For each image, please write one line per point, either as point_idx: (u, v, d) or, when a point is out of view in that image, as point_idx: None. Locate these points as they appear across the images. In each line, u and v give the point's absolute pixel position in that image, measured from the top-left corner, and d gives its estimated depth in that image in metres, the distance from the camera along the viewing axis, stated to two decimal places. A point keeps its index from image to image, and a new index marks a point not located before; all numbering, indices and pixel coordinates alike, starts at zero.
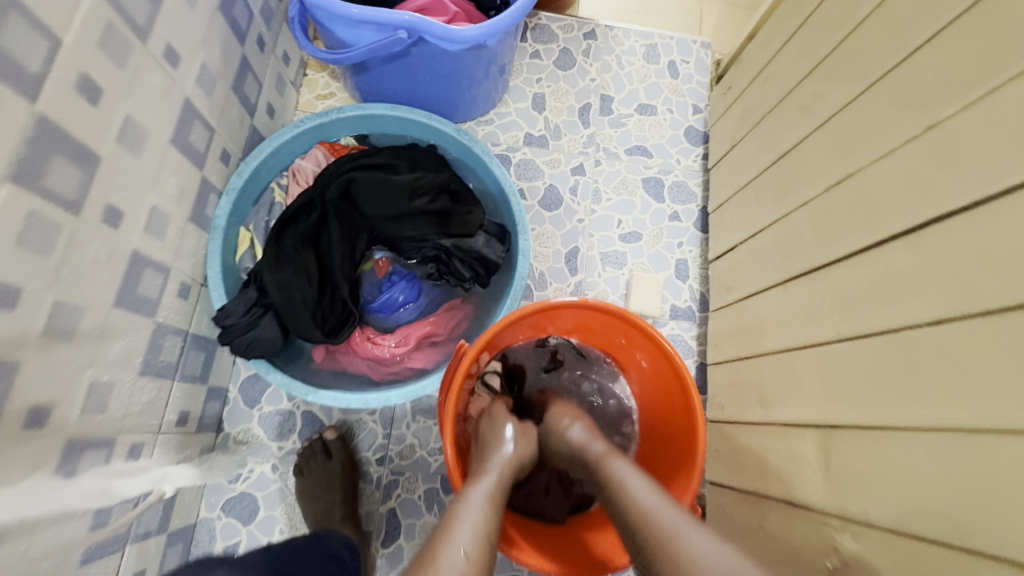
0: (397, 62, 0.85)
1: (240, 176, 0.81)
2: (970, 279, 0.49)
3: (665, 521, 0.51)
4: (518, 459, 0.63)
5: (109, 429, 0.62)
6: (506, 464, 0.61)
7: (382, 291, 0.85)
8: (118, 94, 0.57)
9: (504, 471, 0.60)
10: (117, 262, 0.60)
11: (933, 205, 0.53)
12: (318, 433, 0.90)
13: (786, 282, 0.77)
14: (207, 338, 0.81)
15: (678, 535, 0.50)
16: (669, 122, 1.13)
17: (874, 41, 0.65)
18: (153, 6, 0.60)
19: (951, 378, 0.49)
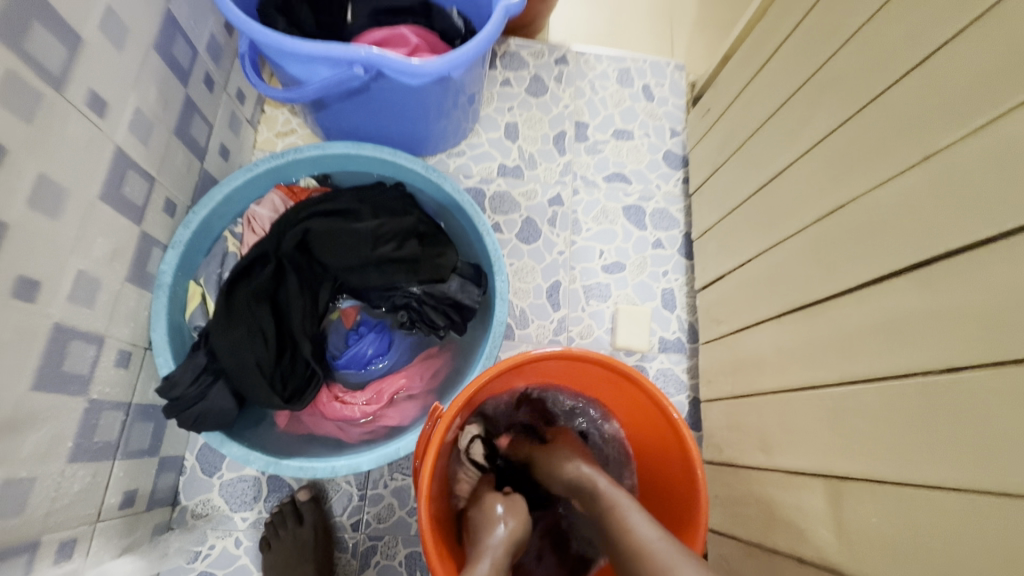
0: (357, 97, 0.80)
1: (187, 227, 0.74)
2: (989, 324, 0.44)
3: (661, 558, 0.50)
4: (512, 542, 0.59)
5: (29, 532, 0.54)
6: (500, 546, 0.58)
7: (350, 344, 0.78)
8: (29, 151, 0.50)
9: (497, 558, 0.57)
10: (34, 339, 0.53)
11: (939, 240, 0.49)
12: (289, 498, 0.82)
13: (781, 316, 0.72)
14: (153, 406, 0.73)
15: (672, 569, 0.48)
16: (647, 147, 1.09)
17: (860, 64, 0.62)
18: (70, 51, 0.54)
19: (976, 435, 0.44)
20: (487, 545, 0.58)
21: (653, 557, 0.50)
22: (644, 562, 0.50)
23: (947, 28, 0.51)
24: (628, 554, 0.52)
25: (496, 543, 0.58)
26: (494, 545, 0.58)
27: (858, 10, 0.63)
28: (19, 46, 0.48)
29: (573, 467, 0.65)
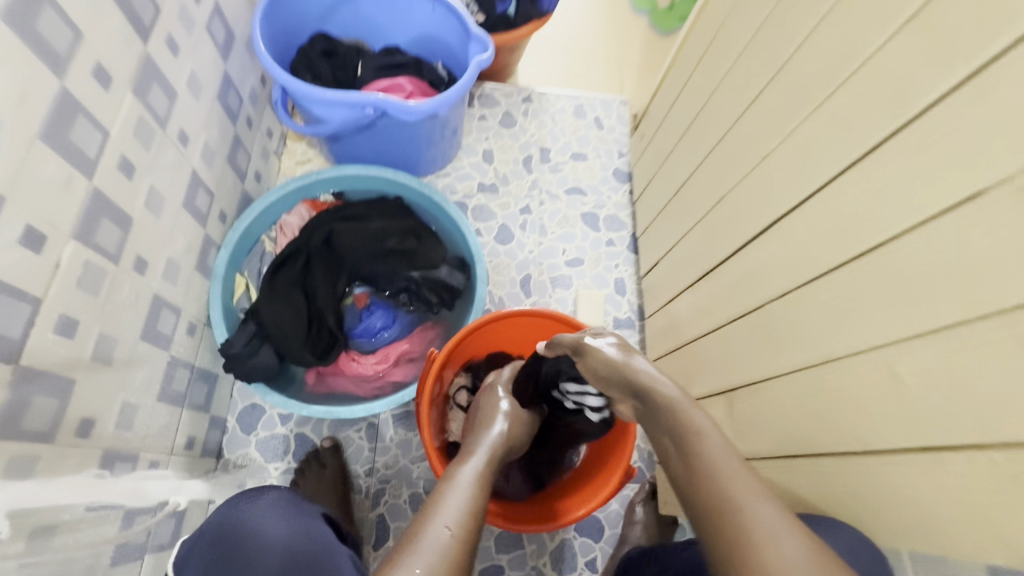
0: (365, 131, 1.04)
1: (235, 231, 0.96)
2: (796, 262, 0.68)
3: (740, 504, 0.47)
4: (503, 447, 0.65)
5: (134, 446, 0.73)
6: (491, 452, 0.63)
7: (363, 320, 0.99)
8: (146, 169, 0.73)
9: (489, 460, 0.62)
10: (142, 303, 0.74)
11: (772, 212, 0.73)
12: (313, 449, 1.00)
13: (695, 284, 0.95)
14: (209, 371, 0.93)
15: (743, 502, 0.47)
16: (599, 166, 1.34)
17: (726, 97, 0.87)
18: (170, 102, 0.77)
19: (794, 336, 0.67)
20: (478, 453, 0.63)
21: (728, 484, 0.49)
22: (717, 482, 0.49)
23: (764, 73, 0.76)
24: (699, 475, 0.51)
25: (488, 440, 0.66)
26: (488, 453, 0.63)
27: (724, 60, 0.88)
28: (144, 99, 0.71)
29: (648, 382, 0.61)
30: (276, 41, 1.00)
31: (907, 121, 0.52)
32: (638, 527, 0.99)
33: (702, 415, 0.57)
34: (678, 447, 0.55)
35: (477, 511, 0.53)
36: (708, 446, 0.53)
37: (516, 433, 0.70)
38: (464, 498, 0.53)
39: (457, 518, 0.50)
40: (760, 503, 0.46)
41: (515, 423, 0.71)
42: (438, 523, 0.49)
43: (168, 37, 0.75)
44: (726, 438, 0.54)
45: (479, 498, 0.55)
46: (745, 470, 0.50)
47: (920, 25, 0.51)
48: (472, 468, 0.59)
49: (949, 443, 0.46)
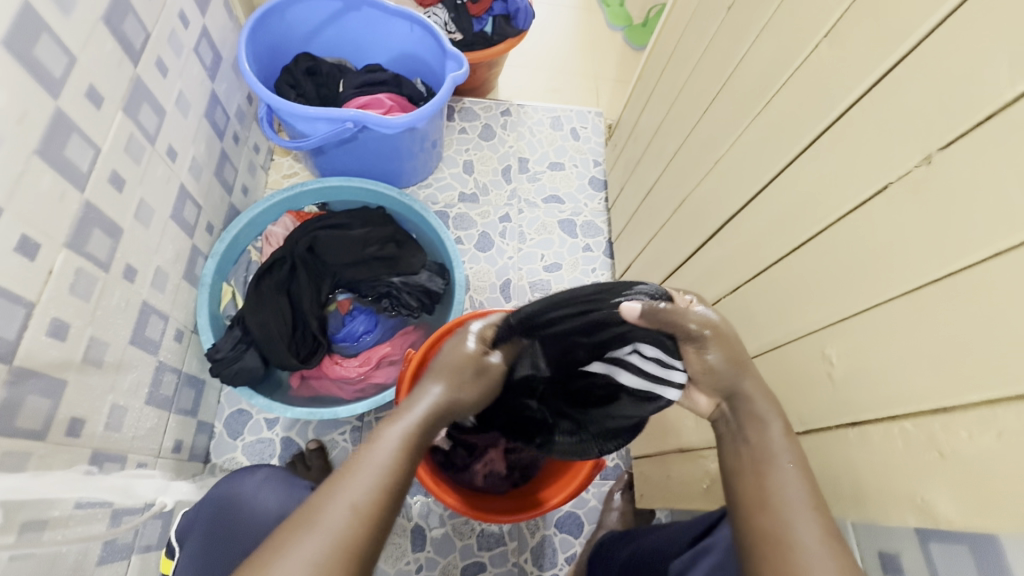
0: (347, 144, 1.08)
1: (223, 242, 1.00)
2: (744, 259, 0.72)
3: (784, 510, 0.50)
4: (448, 403, 0.57)
5: (122, 447, 0.76)
6: (425, 410, 0.55)
7: (346, 324, 1.03)
8: (136, 183, 0.77)
9: (423, 419, 0.54)
10: (132, 309, 0.77)
11: (724, 213, 0.78)
12: (298, 452, 1.03)
13: (662, 284, 1.00)
14: (196, 376, 0.96)
15: (792, 519, 0.49)
16: (576, 175, 1.39)
17: (684, 108, 0.93)
18: (159, 119, 0.82)
19: (745, 328, 0.71)
20: (410, 415, 0.54)
21: (769, 475, 0.53)
22: (763, 474, 0.53)
23: (714, 85, 0.82)
24: (749, 466, 0.54)
25: (425, 401, 0.56)
26: (423, 412, 0.55)
27: (682, 73, 0.94)
28: (135, 117, 0.76)
29: (747, 397, 0.58)
30: (261, 61, 1.06)
31: (827, 126, 0.57)
32: (614, 514, 1.02)
33: (781, 432, 0.55)
34: (742, 458, 0.55)
35: (393, 493, 0.48)
36: (776, 475, 0.52)
37: (472, 390, 0.60)
38: (372, 481, 0.47)
39: (367, 492, 0.47)
40: (804, 516, 0.49)
41: (474, 380, 0.60)
42: (346, 496, 0.46)
43: (157, 59, 0.80)
44: (796, 452, 0.54)
45: (401, 471, 0.49)
46: (805, 488, 0.51)
47: (834, 40, 0.56)
48: (394, 440, 0.51)
49: (866, 416, 0.50)
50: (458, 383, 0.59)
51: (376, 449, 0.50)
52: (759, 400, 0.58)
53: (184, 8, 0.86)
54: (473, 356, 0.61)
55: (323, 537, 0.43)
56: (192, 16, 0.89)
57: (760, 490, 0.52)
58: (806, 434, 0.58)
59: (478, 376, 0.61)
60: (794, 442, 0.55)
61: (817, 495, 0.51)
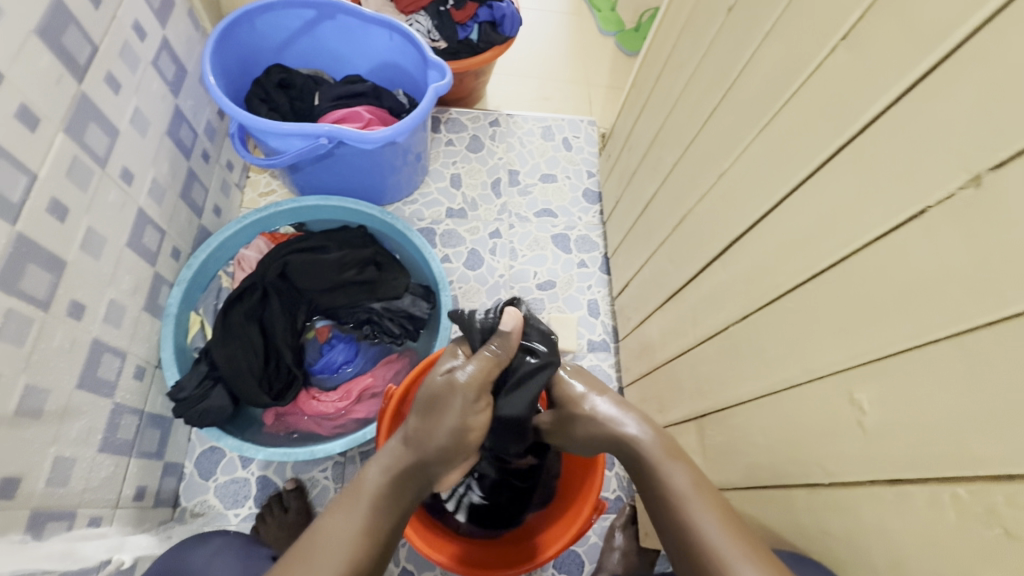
0: (324, 161, 1.02)
1: (189, 269, 0.92)
2: (755, 284, 0.66)
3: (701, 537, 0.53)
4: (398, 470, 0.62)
5: (70, 503, 0.69)
6: (377, 480, 0.61)
7: (324, 354, 0.96)
8: (82, 210, 0.70)
9: (376, 491, 0.60)
10: (79, 350, 0.70)
11: (730, 232, 0.72)
12: (275, 493, 0.95)
13: (662, 306, 0.94)
14: (162, 415, 0.89)
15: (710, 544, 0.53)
16: (569, 187, 1.33)
17: (682, 118, 0.86)
18: (111, 139, 0.75)
19: (759, 359, 0.65)
20: (361, 488, 0.60)
21: (682, 508, 0.57)
22: (678, 508, 0.57)
23: (715, 94, 0.76)
24: (666, 503, 0.58)
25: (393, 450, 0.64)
26: (374, 481, 0.61)
27: (679, 81, 0.88)
28: (80, 138, 0.69)
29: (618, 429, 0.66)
30: (230, 74, 0.99)
31: (851, 137, 0.51)
32: (616, 554, 0.95)
33: (675, 464, 0.61)
34: (659, 499, 0.59)
35: (356, 568, 0.55)
36: (696, 515, 0.55)
37: (436, 437, 0.62)
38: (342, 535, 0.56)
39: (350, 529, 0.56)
40: (710, 533, 0.53)
41: (430, 428, 0.63)
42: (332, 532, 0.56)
43: (108, 74, 0.74)
44: (704, 493, 0.58)
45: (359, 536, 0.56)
46: (724, 530, 0.53)
47: (855, 43, 0.50)
48: (343, 518, 0.57)
49: (905, 475, 0.45)
50: (411, 435, 0.63)
51: (327, 531, 0.56)
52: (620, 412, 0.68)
53: (139, 19, 0.80)
54: (434, 390, 0.64)
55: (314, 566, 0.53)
56: (149, 28, 0.83)
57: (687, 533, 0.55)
58: (834, 486, 0.53)
59: (434, 419, 0.63)
60: (702, 483, 0.59)
61: (733, 523, 0.54)
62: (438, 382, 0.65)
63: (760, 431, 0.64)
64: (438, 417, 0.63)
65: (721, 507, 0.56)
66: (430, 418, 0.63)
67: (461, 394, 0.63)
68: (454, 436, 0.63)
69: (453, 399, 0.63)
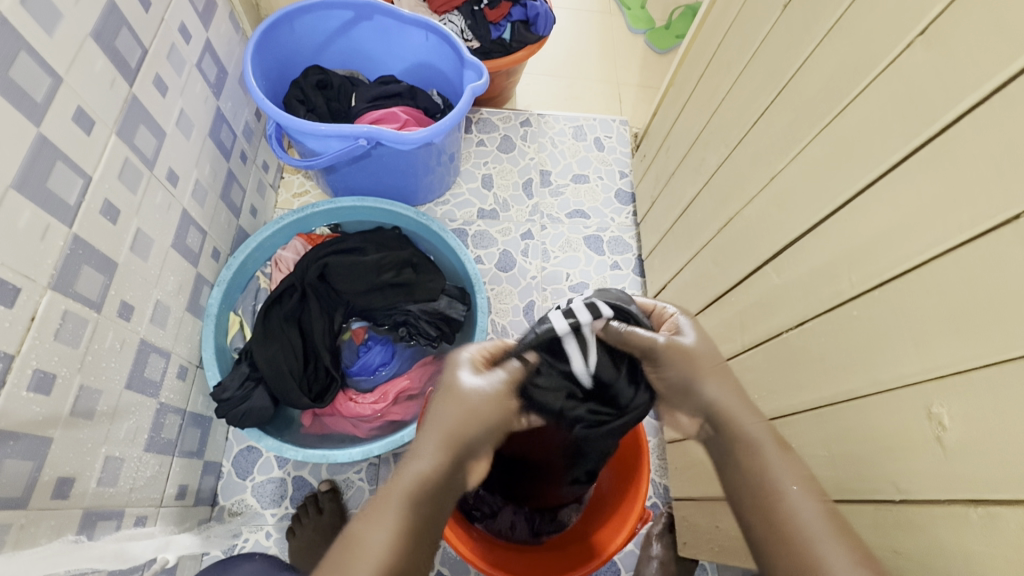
0: (361, 162, 1.01)
1: (229, 269, 0.93)
2: (812, 291, 0.64)
3: (817, 544, 0.45)
4: (445, 464, 0.49)
5: (119, 502, 0.70)
6: (418, 485, 0.48)
7: (360, 355, 0.98)
8: (131, 213, 0.70)
9: (417, 499, 0.47)
10: (127, 350, 0.71)
11: (783, 236, 0.70)
12: (311, 493, 0.95)
13: (703, 310, 0.92)
14: (202, 415, 0.89)
15: (814, 540, 0.46)
16: (601, 188, 1.31)
17: (729, 117, 0.84)
18: (158, 141, 0.75)
19: (817, 368, 0.62)
20: (399, 497, 0.47)
21: (782, 497, 0.49)
22: (775, 497, 0.49)
23: (767, 95, 0.73)
24: (758, 489, 0.49)
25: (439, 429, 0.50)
26: (410, 487, 0.47)
27: (725, 80, 0.86)
28: (130, 139, 0.69)
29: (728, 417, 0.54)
30: (269, 76, 1.00)
31: (928, 138, 0.49)
32: (654, 563, 0.94)
33: (783, 456, 0.51)
34: (751, 484, 0.50)
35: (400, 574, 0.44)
36: (797, 502, 0.48)
37: (467, 417, 0.51)
38: (382, 535, 0.45)
39: (397, 521, 0.46)
40: (804, 507, 0.48)
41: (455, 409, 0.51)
42: (377, 527, 0.45)
43: (156, 76, 0.74)
44: (813, 486, 0.50)
45: (412, 529, 0.46)
46: (822, 518, 0.47)
47: (938, 38, 0.48)
48: (382, 534, 0.45)
49: (990, 496, 0.43)
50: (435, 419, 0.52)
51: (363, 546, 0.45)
52: (715, 395, 0.56)
53: (185, 22, 0.80)
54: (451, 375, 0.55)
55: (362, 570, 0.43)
56: (194, 30, 0.83)
57: (777, 515, 0.48)
58: (905, 503, 0.51)
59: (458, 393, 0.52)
60: (809, 478, 0.51)
61: (833, 518, 0.48)
62: (451, 367, 0.56)
63: (818, 443, 0.62)
64: (452, 398, 0.52)
65: (822, 507, 0.48)
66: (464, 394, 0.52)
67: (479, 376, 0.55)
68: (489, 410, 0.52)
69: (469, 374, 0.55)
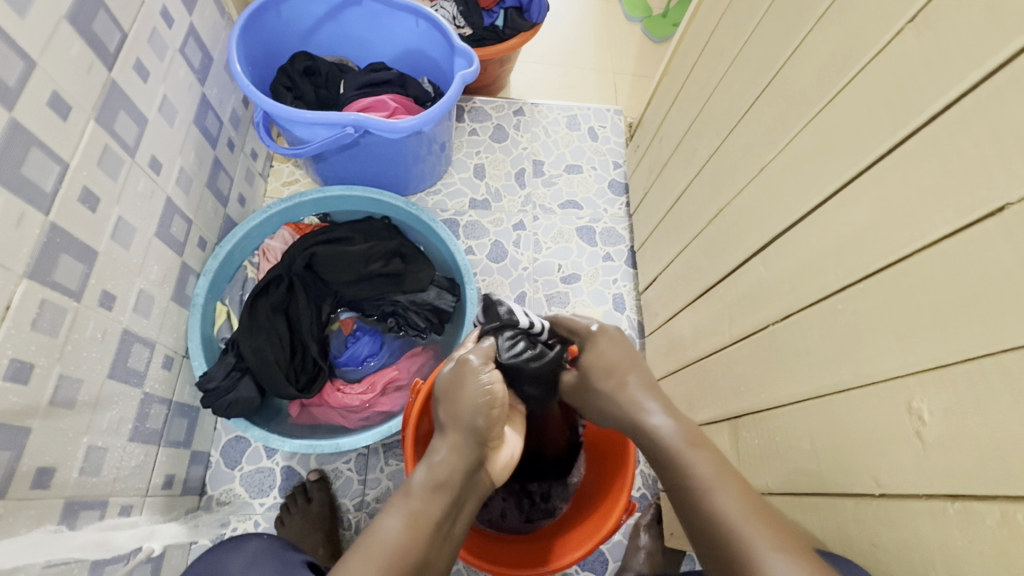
0: (349, 151, 1.00)
1: (216, 258, 0.92)
2: (800, 283, 0.63)
3: (746, 530, 0.46)
4: (454, 461, 0.56)
5: (102, 492, 0.70)
6: (428, 482, 0.54)
7: (349, 346, 0.97)
8: (112, 200, 0.69)
9: (428, 494, 0.53)
10: (109, 340, 0.70)
11: (771, 228, 0.69)
12: (299, 483, 0.96)
13: (693, 302, 0.92)
14: (189, 405, 0.89)
15: (737, 527, 0.46)
16: (594, 178, 1.30)
17: (721, 107, 0.83)
18: (139, 128, 0.74)
19: (803, 361, 0.62)
20: (411, 490, 0.54)
21: (702, 496, 0.50)
22: (701, 497, 0.50)
23: (759, 83, 0.72)
24: (680, 490, 0.52)
25: (449, 432, 0.58)
26: (421, 484, 0.54)
27: (718, 69, 0.84)
28: (110, 126, 0.68)
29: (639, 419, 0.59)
30: (255, 61, 0.98)
31: (916, 129, 0.48)
32: (642, 554, 0.94)
33: (699, 453, 0.53)
34: (677, 488, 0.52)
35: (415, 565, 0.49)
36: (720, 500, 0.49)
37: (468, 414, 0.58)
38: (394, 521, 0.51)
39: (413, 512, 0.52)
40: (720, 494, 0.49)
41: (455, 412, 0.59)
42: (392, 517, 0.52)
43: (137, 61, 0.73)
44: (731, 477, 0.51)
45: (424, 520, 0.52)
46: (741, 504, 0.48)
47: (930, 24, 0.47)
48: (395, 522, 0.51)
49: (968, 491, 0.42)
50: (443, 422, 0.59)
51: (377, 535, 0.50)
52: (633, 391, 0.63)
53: (167, 5, 0.79)
54: (449, 378, 0.62)
55: (372, 559, 0.48)
56: (177, 14, 0.82)
57: (708, 516, 0.48)
58: (886, 497, 0.51)
59: (458, 394, 0.60)
60: (728, 468, 0.52)
61: (755, 504, 0.48)
62: (449, 371, 0.63)
63: (803, 437, 0.62)
64: (454, 403, 0.60)
65: (751, 498, 0.49)
66: (468, 396, 0.59)
67: (477, 373, 0.61)
68: (487, 408, 0.59)
69: (467, 376, 0.61)
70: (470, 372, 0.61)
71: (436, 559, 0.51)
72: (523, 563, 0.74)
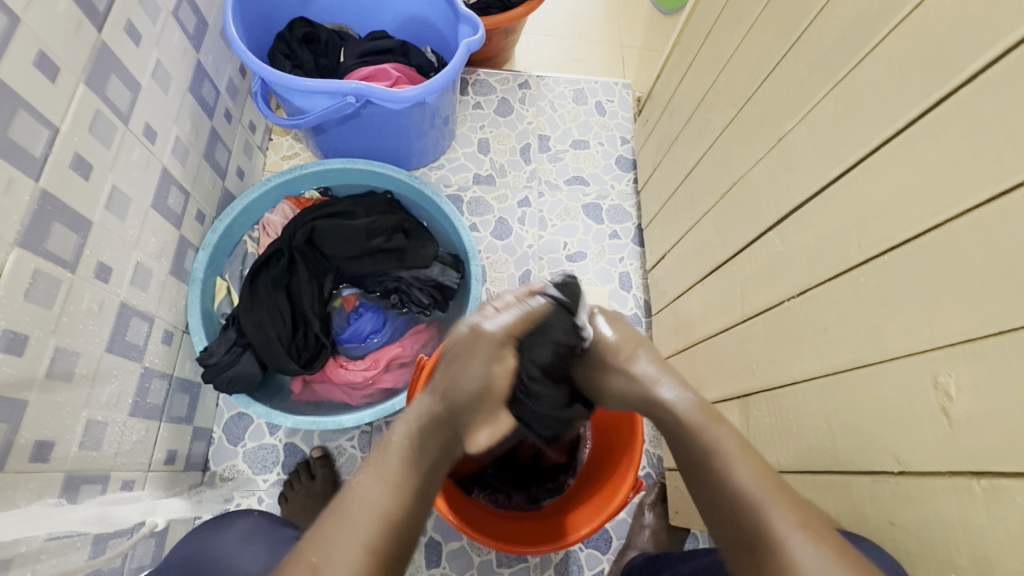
0: (350, 122, 0.97)
1: (215, 232, 0.90)
2: (819, 257, 0.61)
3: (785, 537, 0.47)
4: (431, 425, 0.58)
5: (103, 466, 0.69)
6: (406, 445, 0.56)
7: (351, 323, 0.95)
8: (105, 168, 0.67)
9: (404, 457, 0.55)
10: (106, 313, 0.68)
11: (788, 201, 0.67)
12: (303, 460, 0.95)
13: (703, 279, 0.90)
14: (190, 381, 0.88)
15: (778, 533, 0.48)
16: (601, 154, 1.27)
17: (738, 76, 0.79)
18: (133, 94, 0.71)
19: (818, 337, 0.60)
20: (391, 449, 0.56)
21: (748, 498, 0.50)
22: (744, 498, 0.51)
23: (779, 48, 0.69)
24: (712, 483, 0.53)
25: (438, 398, 0.59)
26: (399, 446, 0.56)
27: (734, 36, 0.81)
28: (100, 90, 0.65)
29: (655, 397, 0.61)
30: (252, 27, 0.94)
31: (953, 89, 0.45)
32: (647, 532, 0.93)
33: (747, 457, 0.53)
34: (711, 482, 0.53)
35: (391, 525, 0.51)
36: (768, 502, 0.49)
37: (467, 383, 0.59)
38: (372, 482, 0.53)
39: (387, 473, 0.54)
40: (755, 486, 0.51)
41: (451, 381, 0.60)
42: (368, 476, 0.54)
43: (127, 23, 0.69)
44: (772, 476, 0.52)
45: (403, 482, 0.54)
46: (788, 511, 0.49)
47: None
48: (371, 482, 0.53)
49: (996, 467, 0.41)
50: (441, 388, 0.60)
51: (354, 493, 0.52)
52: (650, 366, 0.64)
53: None
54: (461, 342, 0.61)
55: (351, 521, 0.50)
56: None
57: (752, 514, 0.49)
58: (907, 475, 0.49)
59: (459, 366, 0.60)
60: (750, 449, 0.55)
61: (799, 505, 0.50)
62: (463, 333, 0.62)
63: (818, 415, 0.61)
64: (449, 373, 0.60)
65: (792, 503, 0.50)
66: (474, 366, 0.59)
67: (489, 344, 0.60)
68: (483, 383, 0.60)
69: (476, 345, 0.60)
70: (484, 340, 0.60)
71: (415, 522, 0.53)
72: (527, 541, 0.74)
